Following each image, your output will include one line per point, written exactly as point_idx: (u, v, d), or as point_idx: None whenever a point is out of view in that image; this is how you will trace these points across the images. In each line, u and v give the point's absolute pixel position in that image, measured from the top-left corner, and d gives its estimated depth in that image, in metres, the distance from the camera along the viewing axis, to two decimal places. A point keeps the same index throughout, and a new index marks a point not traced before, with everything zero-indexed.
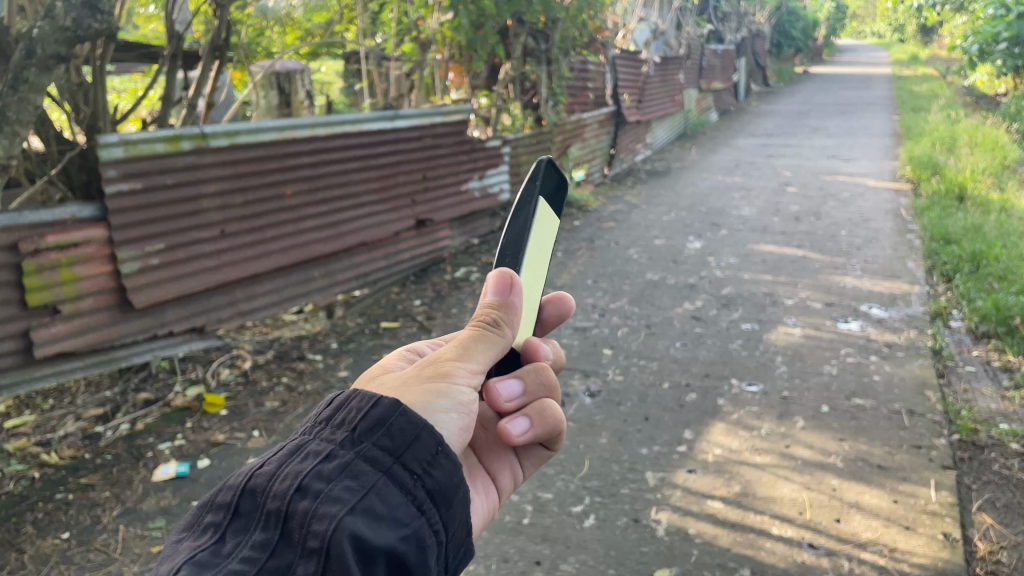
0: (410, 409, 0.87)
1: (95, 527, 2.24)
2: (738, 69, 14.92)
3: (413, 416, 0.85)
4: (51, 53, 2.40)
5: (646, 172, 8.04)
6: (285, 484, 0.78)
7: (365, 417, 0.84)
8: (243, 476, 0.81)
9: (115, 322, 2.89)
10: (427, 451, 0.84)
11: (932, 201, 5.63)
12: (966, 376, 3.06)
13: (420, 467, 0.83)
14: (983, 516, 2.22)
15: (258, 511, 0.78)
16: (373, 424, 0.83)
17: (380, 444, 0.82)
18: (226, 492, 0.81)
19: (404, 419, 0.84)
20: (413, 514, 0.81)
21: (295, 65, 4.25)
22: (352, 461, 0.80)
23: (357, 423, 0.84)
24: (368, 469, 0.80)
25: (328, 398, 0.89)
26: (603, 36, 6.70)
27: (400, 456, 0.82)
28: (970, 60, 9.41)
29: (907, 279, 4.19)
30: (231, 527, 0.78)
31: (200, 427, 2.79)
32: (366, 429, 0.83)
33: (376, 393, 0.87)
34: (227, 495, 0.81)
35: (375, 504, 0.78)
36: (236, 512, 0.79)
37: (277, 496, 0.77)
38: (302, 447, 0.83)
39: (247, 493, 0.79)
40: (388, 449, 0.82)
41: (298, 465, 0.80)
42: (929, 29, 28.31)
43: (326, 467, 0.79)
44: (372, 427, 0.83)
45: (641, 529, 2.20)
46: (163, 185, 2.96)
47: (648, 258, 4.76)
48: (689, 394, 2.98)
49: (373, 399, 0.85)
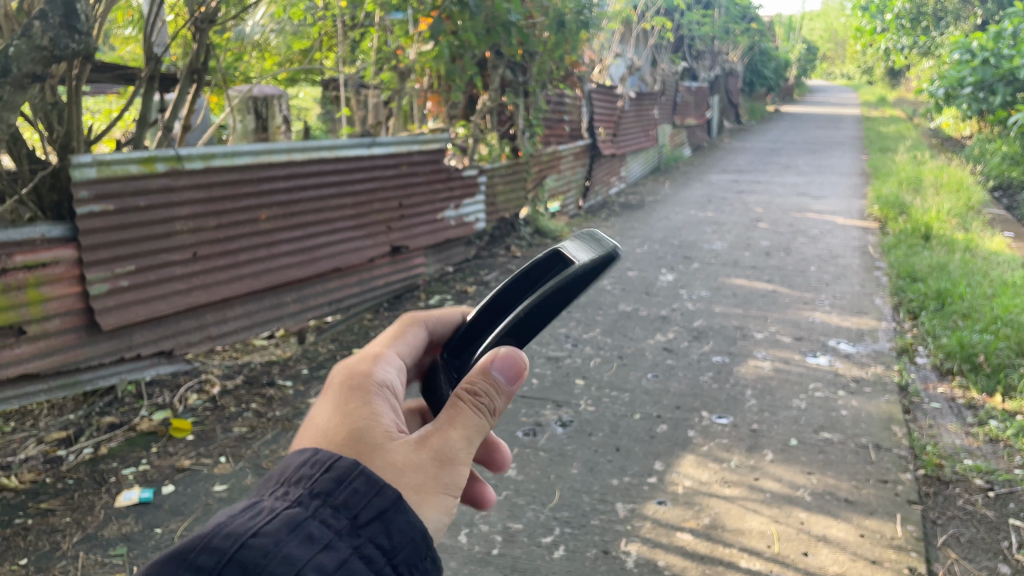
0: (410, 509, 0.83)
1: (54, 553, 2.19)
2: (712, 106, 15.21)
3: (412, 517, 0.82)
4: (26, 71, 2.40)
5: (620, 204, 8.13)
6: (280, 571, 0.71)
7: (368, 506, 0.80)
8: (235, 542, 0.72)
9: (82, 343, 2.85)
10: (418, 554, 0.80)
11: (899, 240, 5.75)
12: (931, 413, 3.11)
13: (410, 572, 0.79)
14: (947, 551, 2.25)
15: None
16: (372, 517, 0.79)
17: (377, 541, 0.78)
18: (210, 556, 0.71)
19: (404, 520, 0.81)
20: None
21: (272, 91, 4.28)
22: (349, 557, 0.75)
23: (359, 511, 0.79)
24: (364, 569, 0.75)
25: (326, 460, 0.83)
26: (580, 70, 6.80)
27: (393, 558, 0.78)
28: (935, 104, 9.68)
29: (874, 315, 4.26)
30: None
31: (166, 452, 2.75)
32: (367, 520, 0.79)
33: (381, 479, 0.83)
34: (209, 557, 0.71)
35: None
36: None
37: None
38: (296, 520, 0.75)
39: (234, 567, 0.70)
40: (383, 549, 0.78)
41: (294, 550, 0.73)
42: (896, 75, 29.10)
43: (323, 561, 0.73)
44: (370, 519, 0.79)
45: (610, 561, 2.20)
46: (135, 207, 2.94)
47: (621, 290, 4.80)
48: (659, 426, 3.00)
49: (379, 487, 0.82)
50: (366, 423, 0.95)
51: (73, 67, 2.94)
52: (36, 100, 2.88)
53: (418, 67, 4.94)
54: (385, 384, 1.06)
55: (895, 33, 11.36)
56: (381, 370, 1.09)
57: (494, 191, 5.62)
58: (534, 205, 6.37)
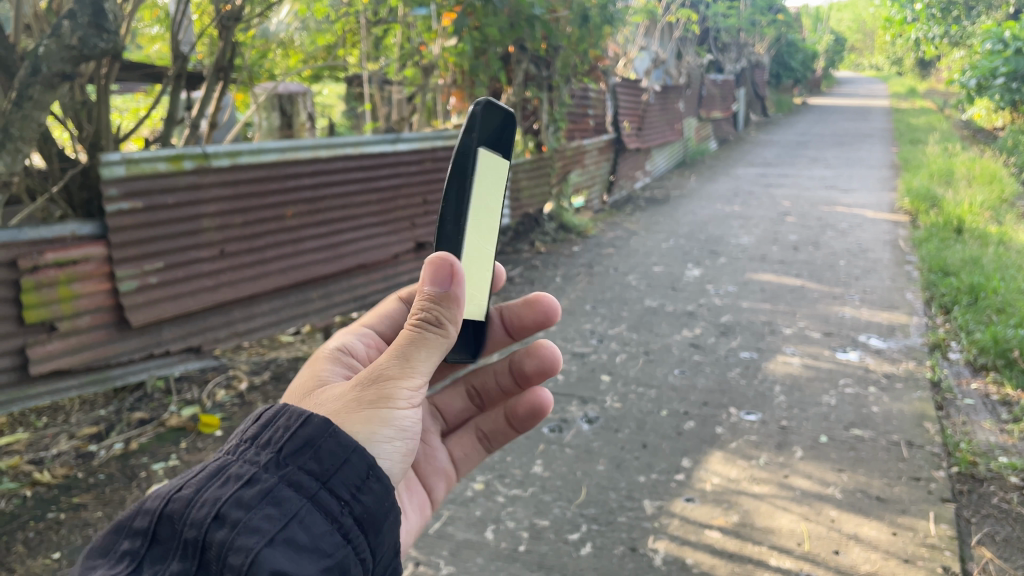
0: (342, 431, 0.95)
1: (86, 547, 2.21)
2: (738, 99, 15.05)
3: (341, 440, 0.93)
4: (56, 70, 2.43)
5: (646, 199, 8.06)
6: (206, 509, 0.84)
7: (292, 438, 0.92)
8: (163, 500, 0.86)
9: (112, 339, 2.89)
10: (354, 476, 0.92)
11: (930, 233, 5.66)
12: (965, 409, 3.05)
13: (348, 493, 0.91)
14: (982, 550, 2.21)
15: (177, 539, 0.83)
16: (298, 446, 0.91)
17: (305, 468, 0.90)
18: (145, 517, 0.86)
19: (333, 441, 0.92)
20: (336, 543, 0.87)
21: (296, 89, 4.30)
22: (277, 486, 0.87)
23: (283, 445, 0.91)
24: (291, 493, 0.87)
25: (259, 415, 0.97)
26: (604, 63, 6.75)
27: (326, 480, 0.90)
28: (966, 95, 9.52)
29: (905, 309, 4.19)
30: (149, 555, 0.84)
31: (195, 447, 2.77)
32: (293, 451, 0.91)
33: (304, 412, 0.95)
34: (145, 520, 0.86)
35: (297, 533, 0.85)
36: (155, 539, 0.85)
37: (195, 524, 0.83)
38: (224, 468, 0.89)
39: (164, 519, 0.85)
40: (314, 473, 0.90)
41: (218, 490, 0.86)
42: (925, 65, 28.65)
43: (248, 492, 0.85)
44: (298, 449, 0.91)
45: (638, 558, 2.18)
46: (164, 205, 2.97)
47: (646, 285, 4.78)
48: (687, 422, 2.97)
49: (302, 418, 0.94)
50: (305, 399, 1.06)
51: (102, 66, 2.97)
52: (66, 99, 2.90)
53: (441, 63, 4.93)
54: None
55: (925, 23, 11.17)
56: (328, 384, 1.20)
57: (518, 186, 5.61)
58: (558, 200, 6.34)
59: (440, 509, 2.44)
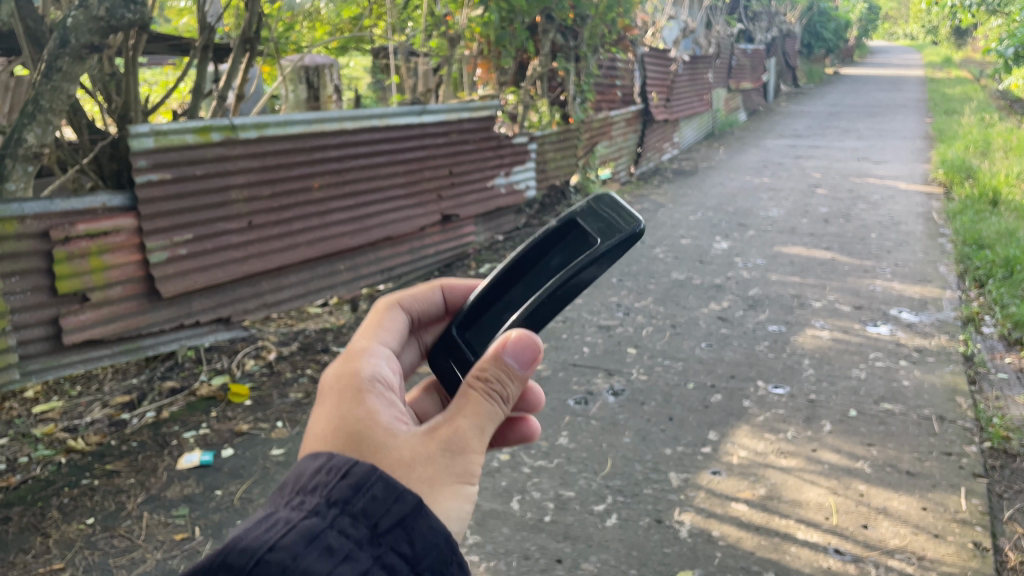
0: (431, 513, 0.82)
1: (119, 513, 2.25)
2: (768, 69, 14.85)
3: (433, 523, 0.81)
4: (84, 41, 2.45)
5: (673, 170, 8.00)
6: None
7: (386, 514, 0.79)
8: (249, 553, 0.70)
9: (143, 310, 2.92)
10: (444, 562, 0.80)
11: (965, 205, 5.55)
12: (998, 383, 3.01)
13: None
14: (1014, 526, 2.18)
15: None
16: (392, 525, 0.78)
17: (398, 550, 0.77)
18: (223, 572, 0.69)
19: (427, 524, 0.80)
20: None
21: (324, 61, 4.31)
22: (371, 568, 0.74)
23: (378, 520, 0.78)
24: None
25: (344, 468, 0.81)
26: (632, 33, 6.67)
27: (417, 565, 0.77)
28: (1004, 65, 9.29)
29: (938, 283, 4.12)
30: None
31: (224, 417, 2.80)
32: (387, 529, 0.78)
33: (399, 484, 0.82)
34: None
35: None
36: None
37: None
38: (315, 532, 0.74)
39: None
40: (407, 557, 0.77)
41: (315, 561, 0.71)
42: (964, 33, 27.95)
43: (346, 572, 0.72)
44: (391, 528, 0.78)
45: (664, 530, 2.19)
46: (192, 176, 2.99)
47: (674, 258, 4.74)
48: (714, 395, 2.96)
49: (398, 492, 0.80)
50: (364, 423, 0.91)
51: (129, 37, 2.98)
52: (94, 72, 2.93)
53: (467, 33, 4.89)
54: (376, 378, 1.01)
55: None
56: (371, 362, 1.04)
57: (544, 158, 5.57)
58: (585, 172, 6.30)
59: None
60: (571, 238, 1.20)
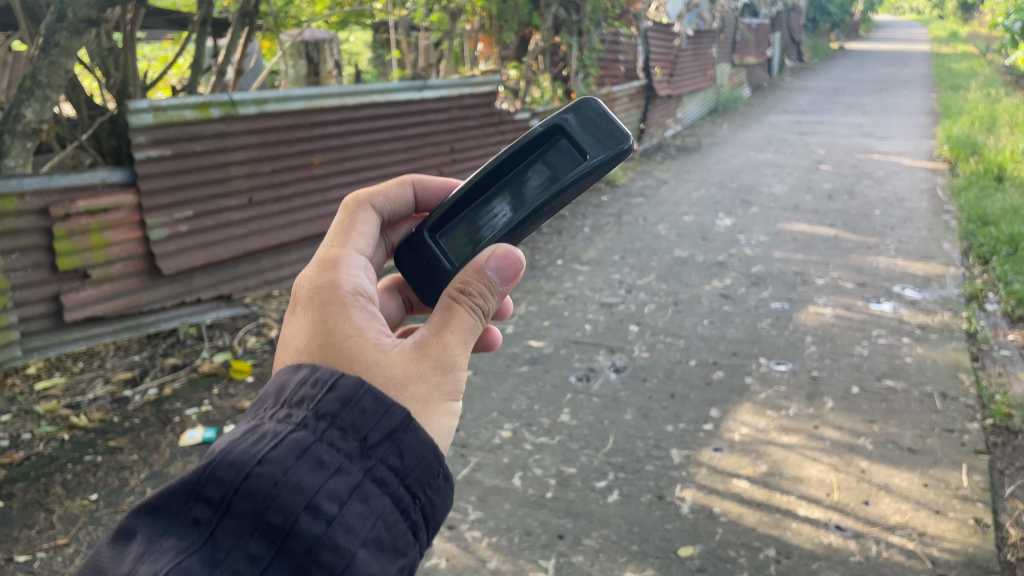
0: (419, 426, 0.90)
1: (123, 489, 2.26)
2: (773, 44, 14.70)
3: (420, 437, 0.89)
4: (82, 16, 2.42)
5: (676, 147, 7.93)
6: (294, 497, 0.78)
7: (375, 428, 0.87)
8: (245, 466, 0.79)
9: (144, 287, 2.92)
10: (428, 472, 0.89)
11: (969, 182, 5.51)
12: (1000, 360, 3.00)
13: (422, 489, 0.88)
14: (1015, 502, 2.18)
15: (260, 518, 0.77)
16: (381, 439, 0.86)
17: (387, 462, 0.86)
18: (223, 483, 0.78)
19: (414, 438, 0.88)
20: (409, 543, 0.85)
21: (323, 36, 4.26)
22: (361, 480, 0.83)
23: (368, 434, 0.86)
24: (377, 490, 0.84)
25: (333, 381, 0.89)
26: (636, 7, 6.59)
27: (405, 476, 0.87)
28: (1010, 39, 9.19)
29: (942, 260, 4.10)
30: (223, 528, 0.77)
31: (227, 393, 2.80)
32: (376, 442, 0.86)
33: (387, 400, 0.89)
34: (218, 489, 0.78)
35: (382, 534, 0.82)
36: (230, 511, 0.77)
37: (283, 509, 0.77)
38: (307, 446, 0.82)
39: (244, 493, 0.77)
40: (395, 469, 0.86)
41: (308, 474, 0.80)
42: (971, 7, 27.64)
43: (337, 484, 0.81)
44: (380, 440, 0.86)
45: (666, 506, 2.19)
46: (192, 152, 2.97)
47: (677, 235, 4.72)
48: (715, 372, 2.96)
49: (386, 408, 0.88)
50: (353, 342, 0.97)
51: (127, 11, 2.95)
52: (92, 47, 2.89)
53: (468, 7, 4.83)
54: (358, 292, 1.06)
55: None
56: (352, 275, 1.09)
57: None
58: None
59: (469, 456, 2.46)
60: (546, 151, 1.35)
